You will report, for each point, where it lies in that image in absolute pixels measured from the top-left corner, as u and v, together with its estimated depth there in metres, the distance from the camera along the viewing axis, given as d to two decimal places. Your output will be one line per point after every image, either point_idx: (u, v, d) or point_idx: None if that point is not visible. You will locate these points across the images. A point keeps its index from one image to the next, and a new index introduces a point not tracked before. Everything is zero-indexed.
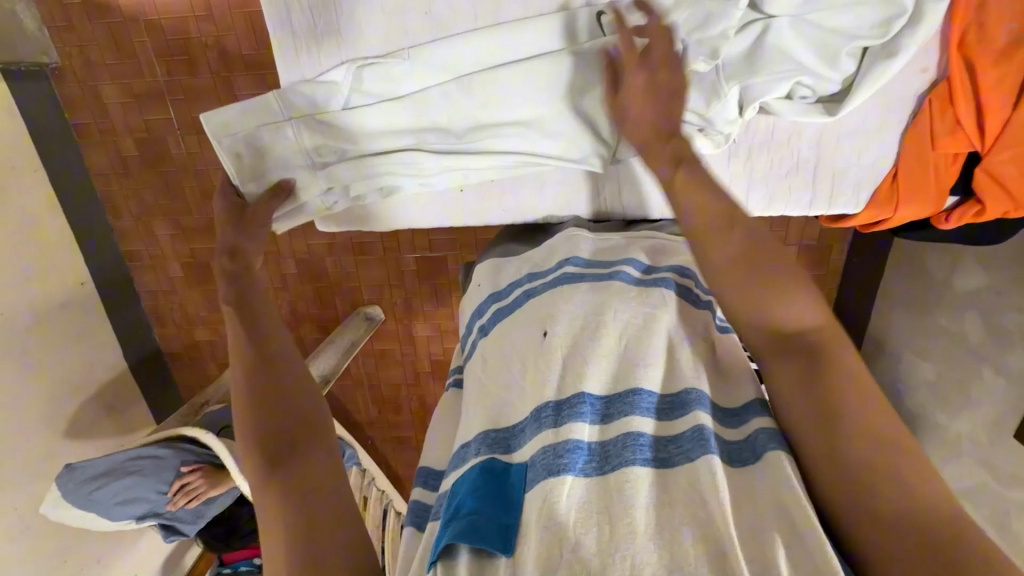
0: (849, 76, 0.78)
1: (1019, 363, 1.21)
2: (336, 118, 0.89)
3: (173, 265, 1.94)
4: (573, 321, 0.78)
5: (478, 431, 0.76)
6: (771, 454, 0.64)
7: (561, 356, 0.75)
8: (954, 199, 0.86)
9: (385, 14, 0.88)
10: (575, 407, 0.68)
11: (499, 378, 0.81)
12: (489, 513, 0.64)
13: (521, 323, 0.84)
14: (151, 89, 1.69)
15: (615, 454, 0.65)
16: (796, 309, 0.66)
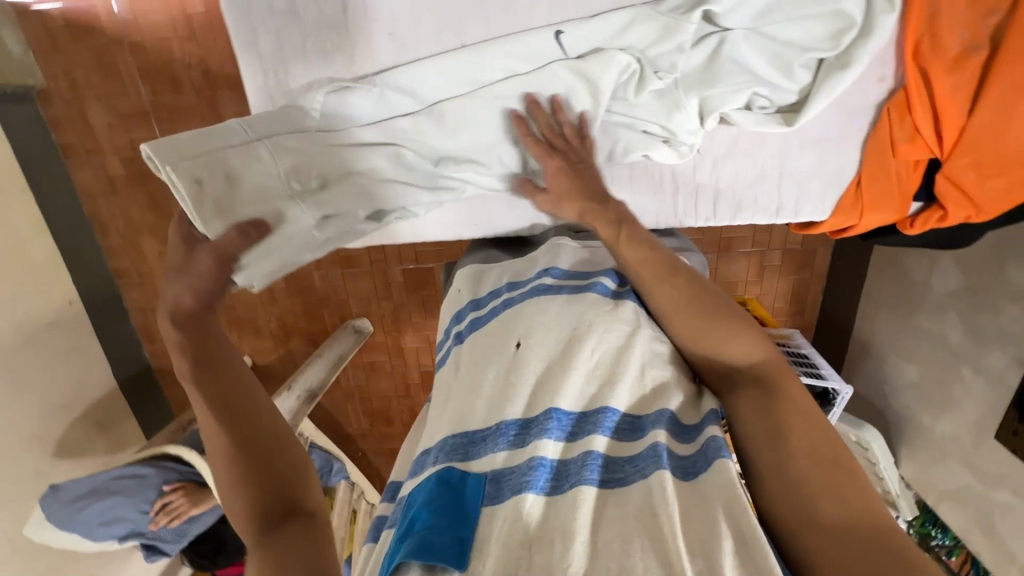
0: (806, 85, 0.80)
1: (998, 364, 1.21)
2: (315, 139, 0.85)
3: (162, 282, 1.96)
4: (549, 333, 0.78)
5: (444, 435, 0.74)
6: (721, 461, 0.64)
7: (536, 372, 0.74)
8: (917, 204, 0.87)
9: (351, 33, 0.85)
10: (541, 425, 0.68)
11: (470, 388, 0.78)
12: (443, 527, 0.62)
13: (498, 331, 0.83)
14: (135, 109, 1.71)
15: (573, 472, 0.65)
16: (744, 346, 0.75)
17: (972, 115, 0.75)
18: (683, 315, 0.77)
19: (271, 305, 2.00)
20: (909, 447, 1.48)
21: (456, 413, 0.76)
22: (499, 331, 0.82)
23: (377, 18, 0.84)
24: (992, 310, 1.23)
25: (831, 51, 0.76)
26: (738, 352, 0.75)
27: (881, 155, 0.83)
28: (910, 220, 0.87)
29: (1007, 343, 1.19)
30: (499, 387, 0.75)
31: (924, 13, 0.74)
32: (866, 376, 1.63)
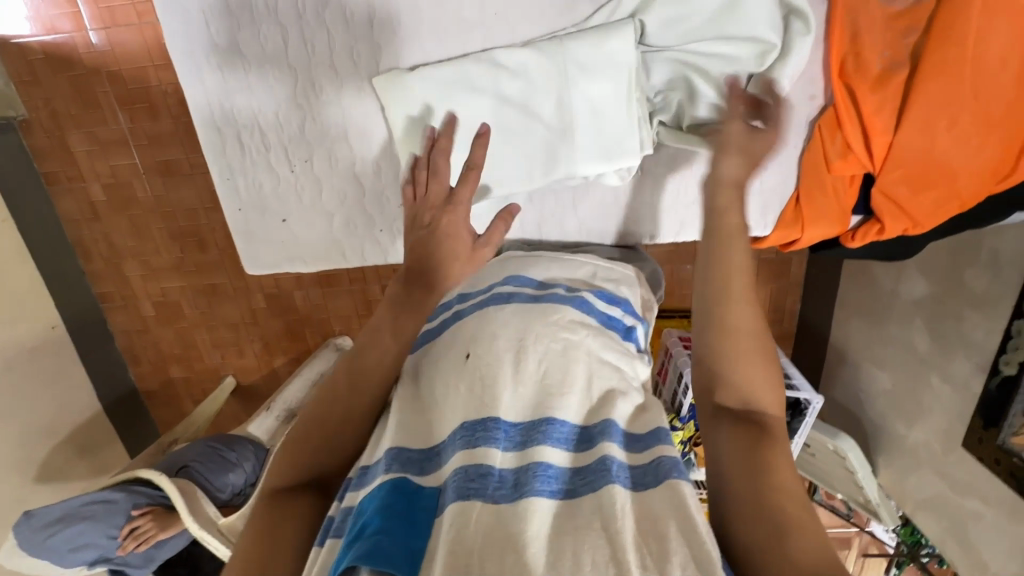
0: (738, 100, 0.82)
1: (963, 371, 1.21)
2: (398, 91, 0.81)
3: (144, 304, 1.99)
4: (495, 343, 0.72)
5: (390, 446, 0.66)
6: (672, 481, 0.59)
7: (484, 380, 0.68)
8: (857, 217, 0.88)
9: (294, 48, 0.81)
10: (488, 431, 0.63)
11: (416, 408, 0.71)
12: (396, 534, 0.56)
13: (440, 347, 0.77)
14: (115, 137, 1.74)
15: (521, 481, 0.59)
16: (767, 399, 0.68)
17: (897, 133, 0.76)
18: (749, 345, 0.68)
19: (254, 325, 2.02)
20: (885, 455, 1.47)
21: (403, 427, 0.68)
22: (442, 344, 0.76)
23: (317, 52, 0.81)
24: (955, 318, 1.23)
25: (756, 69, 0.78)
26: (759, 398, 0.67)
27: (816, 169, 0.84)
28: (851, 233, 0.88)
29: (970, 350, 1.18)
30: (436, 405, 0.70)
31: (847, 34, 0.76)
32: (839, 383, 1.63)
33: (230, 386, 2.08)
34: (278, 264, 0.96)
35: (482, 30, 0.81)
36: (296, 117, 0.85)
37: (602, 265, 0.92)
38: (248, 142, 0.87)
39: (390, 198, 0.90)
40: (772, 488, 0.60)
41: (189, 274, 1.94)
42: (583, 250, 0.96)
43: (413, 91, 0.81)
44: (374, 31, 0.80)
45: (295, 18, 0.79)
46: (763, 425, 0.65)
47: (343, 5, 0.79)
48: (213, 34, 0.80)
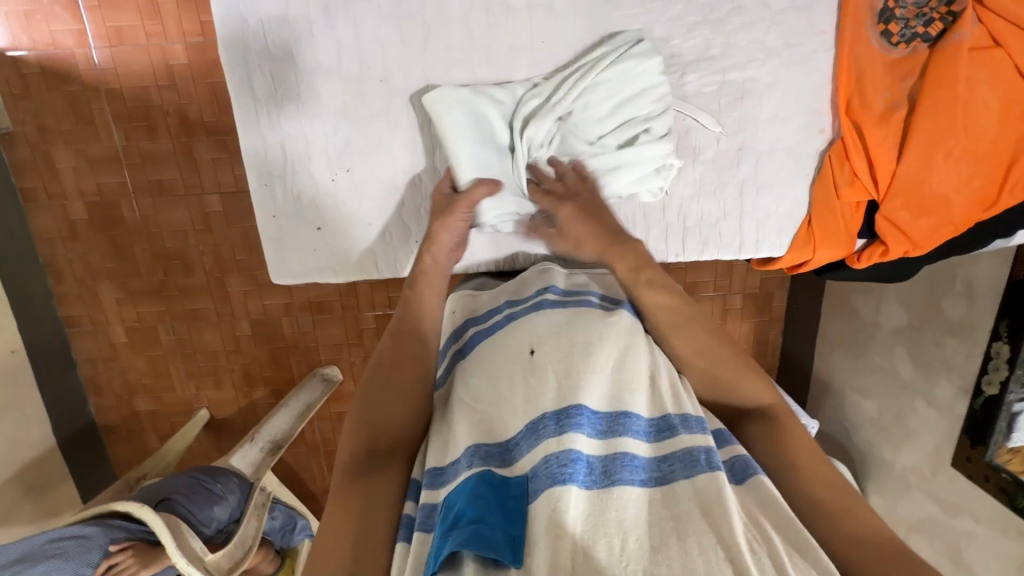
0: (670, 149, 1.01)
1: (947, 394, 1.29)
2: (462, 95, 0.84)
3: (117, 329, 1.88)
4: (559, 341, 0.77)
5: (468, 444, 0.71)
6: (754, 479, 0.65)
7: (553, 372, 0.73)
8: (862, 241, 0.96)
9: (346, 62, 0.83)
10: (572, 418, 0.66)
11: (490, 400, 0.75)
12: (495, 523, 0.60)
13: (502, 346, 0.81)
14: (106, 155, 1.69)
15: (611, 468, 0.63)
16: (755, 392, 0.79)
17: (900, 162, 0.85)
18: (712, 362, 0.79)
19: (236, 354, 1.94)
20: (874, 481, 1.52)
21: (474, 418, 0.74)
22: (502, 343, 0.80)
23: (370, 66, 0.84)
24: (935, 345, 1.32)
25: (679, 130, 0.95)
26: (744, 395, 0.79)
27: (827, 197, 0.92)
28: (857, 255, 0.96)
29: (952, 374, 1.27)
30: (505, 403, 0.73)
31: (852, 77, 0.86)
32: (822, 413, 1.69)
33: (203, 419, 1.93)
34: (292, 273, 0.94)
35: (528, 53, 0.86)
36: (339, 130, 0.87)
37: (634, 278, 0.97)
38: (291, 149, 0.87)
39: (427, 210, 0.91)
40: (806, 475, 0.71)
41: (170, 298, 1.85)
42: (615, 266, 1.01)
43: (474, 90, 0.85)
44: (427, 50, 0.84)
45: (352, 34, 0.82)
46: (769, 419, 0.77)
47: (400, 24, 0.82)
48: (269, 44, 0.82)
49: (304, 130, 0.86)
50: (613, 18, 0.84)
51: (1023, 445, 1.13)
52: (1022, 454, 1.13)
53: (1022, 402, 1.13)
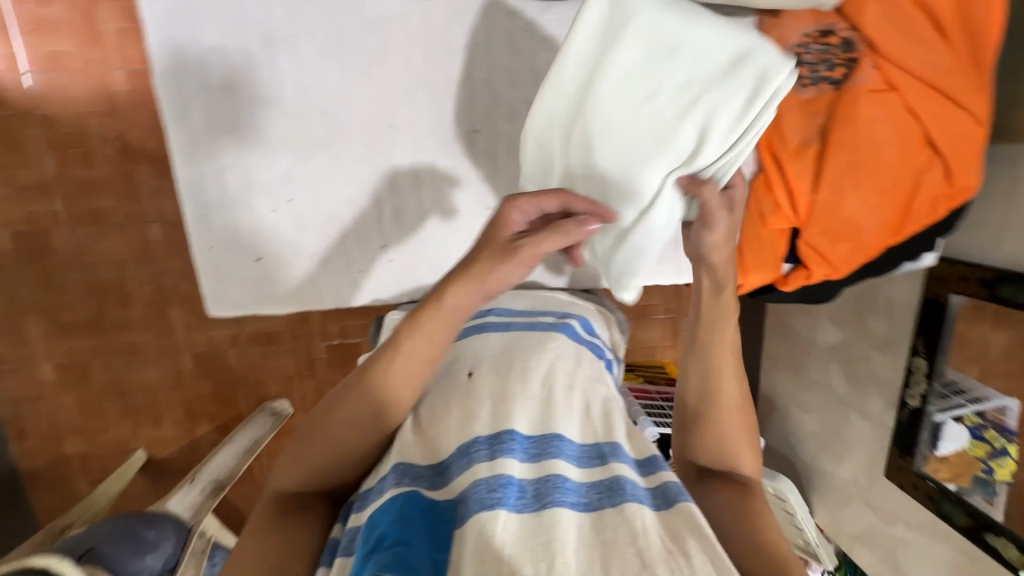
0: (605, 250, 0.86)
1: (877, 407, 1.37)
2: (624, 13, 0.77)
3: (44, 366, 1.76)
4: (495, 364, 0.85)
5: (396, 462, 0.71)
6: (683, 503, 0.64)
7: (485, 394, 0.79)
8: (788, 265, 1.02)
9: (288, 93, 0.84)
10: (505, 443, 0.69)
11: (429, 424, 0.77)
12: (419, 547, 0.60)
13: (445, 368, 0.87)
14: (38, 182, 1.61)
15: (544, 491, 0.64)
16: (748, 465, 0.84)
17: (817, 192, 0.92)
18: (735, 420, 0.83)
19: (178, 389, 1.84)
20: (819, 493, 1.57)
21: (411, 438, 0.75)
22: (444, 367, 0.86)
23: (311, 97, 0.84)
24: (864, 360, 1.40)
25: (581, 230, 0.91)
26: (738, 455, 0.83)
27: (755, 225, 0.99)
28: (784, 279, 1.03)
29: (880, 388, 1.35)
30: (441, 426, 0.75)
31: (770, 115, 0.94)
32: (768, 428, 1.76)
33: (140, 460, 1.82)
34: (231, 305, 0.92)
35: (469, 87, 0.88)
36: (283, 161, 0.86)
37: (568, 305, 1.10)
38: (231, 181, 0.86)
39: (372, 240, 0.92)
40: (766, 529, 0.75)
41: (105, 331, 1.76)
42: (558, 296, 1.12)
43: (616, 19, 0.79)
44: (370, 82, 0.85)
45: (293, 67, 0.83)
46: (745, 485, 0.81)
47: (340, 58, 0.84)
48: (207, 75, 0.81)
49: (247, 160, 0.85)
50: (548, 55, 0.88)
51: (949, 453, 1.22)
52: (948, 462, 1.22)
53: (945, 413, 1.22)
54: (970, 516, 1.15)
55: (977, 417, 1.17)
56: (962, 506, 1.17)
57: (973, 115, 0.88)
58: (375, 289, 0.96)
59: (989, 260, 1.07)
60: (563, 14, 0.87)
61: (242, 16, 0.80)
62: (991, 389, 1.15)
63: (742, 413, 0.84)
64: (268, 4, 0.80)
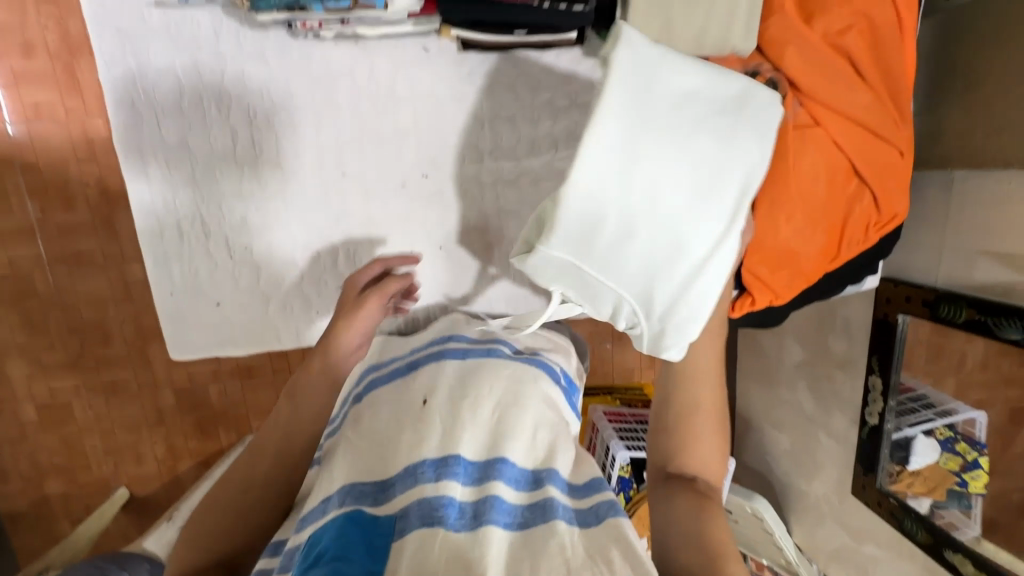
0: (668, 304, 0.71)
1: (842, 425, 1.39)
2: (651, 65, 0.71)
3: (26, 408, 1.77)
4: (451, 390, 0.83)
5: (342, 483, 0.75)
6: (612, 520, 0.68)
7: (440, 421, 0.79)
8: (734, 292, 1.04)
9: (242, 147, 0.88)
10: (449, 466, 0.72)
11: (377, 453, 0.78)
12: (355, 560, 0.62)
13: (397, 393, 0.85)
14: (19, 228, 1.63)
15: (481, 509, 0.67)
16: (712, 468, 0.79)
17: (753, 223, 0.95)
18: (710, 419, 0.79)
19: (160, 426, 1.86)
20: (795, 512, 1.58)
21: (361, 462, 0.77)
22: (398, 393, 0.85)
23: (265, 151, 0.89)
24: (828, 379, 1.43)
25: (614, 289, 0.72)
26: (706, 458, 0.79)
27: None
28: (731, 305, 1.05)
29: (843, 406, 1.37)
30: (390, 451, 0.77)
31: None
32: (745, 448, 1.77)
33: (121, 499, 1.85)
34: (190, 348, 0.95)
35: (417, 136, 0.93)
36: (238, 209, 0.90)
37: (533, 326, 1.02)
38: (187, 230, 0.90)
39: (327, 282, 0.96)
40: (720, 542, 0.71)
41: (86, 371, 1.78)
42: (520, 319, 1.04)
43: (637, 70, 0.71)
44: (321, 134, 0.90)
45: (246, 121, 0.88)
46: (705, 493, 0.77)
47: (292, 115, 0.89)
48: (165, 134, 0.86)
49: (203, 210, 0.90)
50: (491, 104, 0.93)
51: (920, 468, 1.20)
52: (921, 476, 1.20)
53: (913, 425, 1.21)
54: (930, 532, 1.15)
55: (947, 428, 1.15)
56: (922, 523, 1.17)
57: (897, 146, 0.93)
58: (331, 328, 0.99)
59: (932, 282, 1.09)
60: (502, 67, 0.92)
61: (195, 78, 0.85)
62: (953, 400, 1.14)
63: (707, 413, 0.78)
64: (222, 66, 0.85)
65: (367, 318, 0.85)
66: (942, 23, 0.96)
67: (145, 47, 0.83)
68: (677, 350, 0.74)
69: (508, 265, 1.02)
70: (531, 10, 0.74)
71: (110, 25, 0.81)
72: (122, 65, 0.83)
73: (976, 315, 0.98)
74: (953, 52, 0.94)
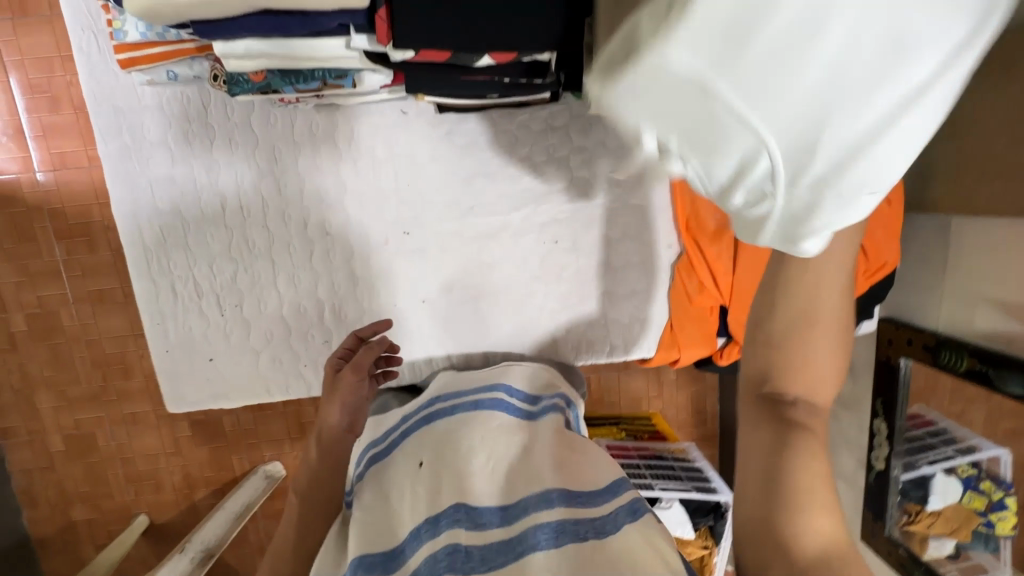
0: (821, 181, 0.39)
1: (851, 464, 1.30)
2: None
3: (53, 438, 1.75)
4: (438, 449, 0.81)
5: (354, 555, 0.70)
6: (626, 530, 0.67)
7: (436, 480, 0.77)
8: (722, 339, 1.02)
9: (228, 211, 0.92)
10: (449, 515, 0.71)
11: (386, 520, 0.75)
12: None
13: (394, 463, 0.84)
14: (46, 271, 1.58)
15: (521, 540, 0.67)
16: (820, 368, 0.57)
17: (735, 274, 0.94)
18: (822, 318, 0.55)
19: (177, 455, 1.80)
20: None
21: (365, 533, 0.74)
22: (394, 461, 0.84)
23: (251, 215, 0.93)
24: (835, 417, 1.34)
25: (761, 131, 0.37)
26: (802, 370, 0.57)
27: (684, 304, 1.01)
28: (720, 353, 1.03)
29: (851, 447, 1.28)
30: (392, 510, 0.76)
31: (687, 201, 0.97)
32: None
33: (141, 526, 1.79)
34: (186, 400, 0.99)
35: (396, 195, 0.95)
36: (228, 269, 0.94)
37: (525, 366, 1.00)
38: (180, 290, 0.94)
39: (314, 336, 0.98)
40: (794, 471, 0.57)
41: (108, 404, 1.73)
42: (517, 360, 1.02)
43: None
44: (303, 197, 0.93)
45: (233, 187, 0.92)
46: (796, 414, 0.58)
47: (276, 178, 0.93)
48: (157, 200, 0.91)
49: (193, 271, 0.94)
50: (469, 160, 0.95)
51: (941, 507, 1.11)
52: (942, 517, 1.11)
53: (932, 464, 1.12)
54: None
55: (969, 466, 1.06)
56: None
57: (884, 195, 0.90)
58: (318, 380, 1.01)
59: (933, 326, 1.05)
60: (479, 127, 0.95)
61: (185, 150, 0.90)
62: (976, 435, 1.04)
63: (826, 329, 0.55)
64: (210, 138, 0.90)
65: (347, 396, 0.85)
66: None
67: (140, 121, 0.89)
68: (816, 238, 0.44)
69: (489, 313, 1.02)
70: (497, 84, 0.72)
71: (108, 103, 0.87)
72: (117, 139, 0.89)
73: (978, 365, 0.93)
74: None
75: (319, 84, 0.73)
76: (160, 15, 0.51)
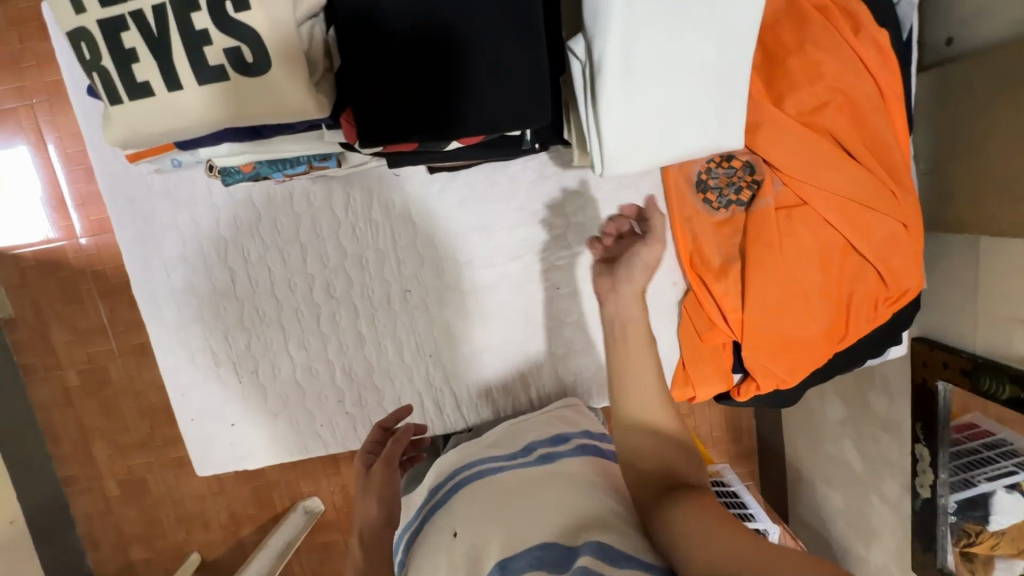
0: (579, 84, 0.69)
1: (895, 488, 1.17)
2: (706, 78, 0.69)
3: (109, 484, 1.63)
4: (480, 509, 0.72)
5: None
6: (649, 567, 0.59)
7: (475, 554, 0.66)
8: (739, 374, 0.99)
9: (236, 283, 0.96)
10: None
11: None
12: None
13: (433, 535, 0.73)
14: (94, 328, 1.53)
15: None
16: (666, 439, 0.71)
17: (745, 309, 0.91)
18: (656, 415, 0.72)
19: (222, 495, 1.66)
20: None
21: None
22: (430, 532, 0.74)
23: (260, 286, 0.97)
24: (873, 439, 1.22)
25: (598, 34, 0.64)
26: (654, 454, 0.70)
27: (694, 343, 1.01)
28: (737, 388, 0.99)
29: (893, 471, 1.16)
30: None
31: (689, 240, 0.98)
32: (793, 506, 1.53)
33: (194, 564, 1.62)
34: (210, 465, 1.03)
35: (397, 254, 0.97)
36: (242, 339, 0.98)
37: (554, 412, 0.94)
38: (200, 361, 0.99)
39: (328, 396, 1.01)
40: (685, 521, 0.60)
41: (158, 448, 1.62)
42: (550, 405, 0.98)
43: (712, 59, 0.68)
44: (307, 265, 0.97)
45: (242, 262, 0.96)
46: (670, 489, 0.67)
47: (281, 250, 0.96)
48: (173, 280, 0.96)
49: (209, 344, 0.98)
50: (459, 218, 0.96)
51: (1005, 526, 0.91)
52: (1007, 537, 0.90)
53: (991, 480, 0.93)
54: None
55: None
56: None
57: (899, 219, 0.85)
58: (333, 437, 1.03)
59: (970, 348, 0.96)
60: (469, 181, 0.95)
61: (194, 229, 0.95)
62: None
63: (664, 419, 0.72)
64: (217, 216, 0.95)
65: (389, 480, 0.79)
66: (940, 78, 0.94)
67: (150, 207, 0.94)
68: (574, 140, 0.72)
69: (490, 363, 1.01)
70: (485, 150, 0.70)
71: (120, 194, 0.93)
72: (131, 225, 0.94)
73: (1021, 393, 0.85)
74: (971, 92, 0.88)
75: (305, 166, 0.78)
76: (140, 141, 0.59)
